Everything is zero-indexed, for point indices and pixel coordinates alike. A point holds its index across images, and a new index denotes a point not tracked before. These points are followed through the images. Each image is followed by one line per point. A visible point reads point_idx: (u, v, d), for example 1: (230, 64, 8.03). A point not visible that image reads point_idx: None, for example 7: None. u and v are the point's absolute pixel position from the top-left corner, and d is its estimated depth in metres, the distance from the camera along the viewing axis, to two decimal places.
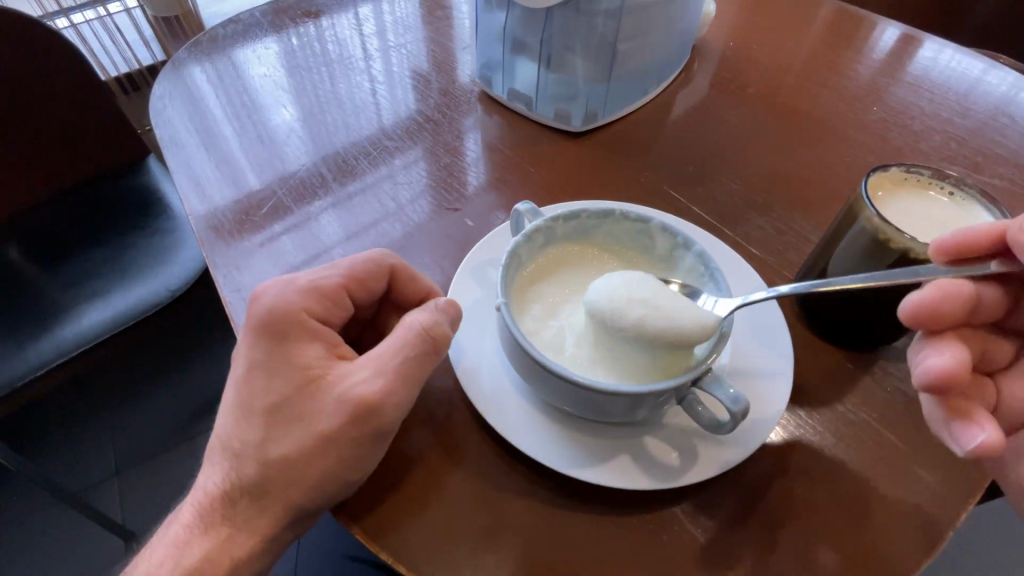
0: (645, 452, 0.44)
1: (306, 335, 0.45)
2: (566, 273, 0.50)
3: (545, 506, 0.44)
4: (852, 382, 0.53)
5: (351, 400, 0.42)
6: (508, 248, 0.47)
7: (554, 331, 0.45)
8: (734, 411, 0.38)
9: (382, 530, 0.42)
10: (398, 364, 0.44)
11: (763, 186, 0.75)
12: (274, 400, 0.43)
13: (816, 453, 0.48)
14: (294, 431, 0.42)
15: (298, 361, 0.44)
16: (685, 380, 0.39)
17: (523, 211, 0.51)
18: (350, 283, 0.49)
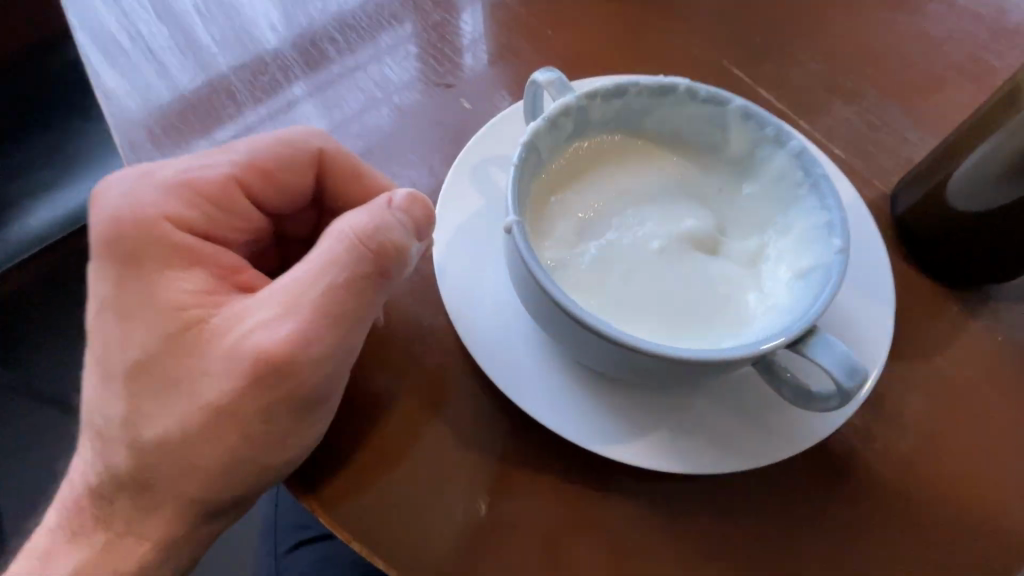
0: (696, 419, 0.33)
1: (184, 257, 0.33)
2: (605, 176, 0.35)
3: (547, 482, 0.34)
4: (952, 330, 0.41)
5: (245, 352, 0.31)
6: (523, 139, 0.32)
7: (588, 260, 0.32)
8: (847, 386, 0.27)
9: (337, 501, 0.32)
10: (312, 300, 0.31)
11: (850, 64, 0.57)
12: (139, 358, 0.31)
13: (903, 420, 0.37)
14: (179, 400, 0.31)
15: (171, 297, 0.32)
16: (779, 341, 0.27)
17: (543, 83, 0.35)
18: (247, 175, 0.35)
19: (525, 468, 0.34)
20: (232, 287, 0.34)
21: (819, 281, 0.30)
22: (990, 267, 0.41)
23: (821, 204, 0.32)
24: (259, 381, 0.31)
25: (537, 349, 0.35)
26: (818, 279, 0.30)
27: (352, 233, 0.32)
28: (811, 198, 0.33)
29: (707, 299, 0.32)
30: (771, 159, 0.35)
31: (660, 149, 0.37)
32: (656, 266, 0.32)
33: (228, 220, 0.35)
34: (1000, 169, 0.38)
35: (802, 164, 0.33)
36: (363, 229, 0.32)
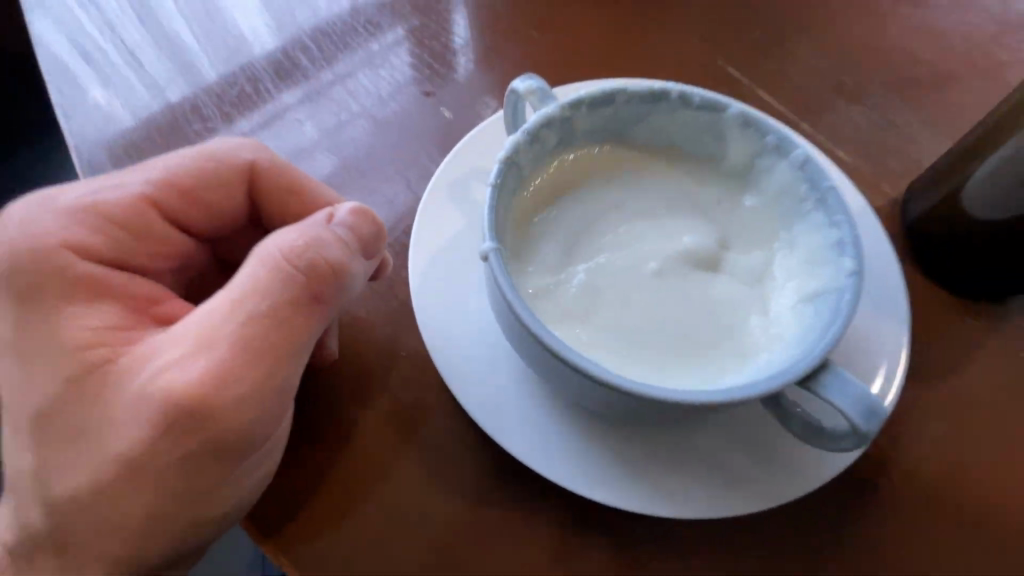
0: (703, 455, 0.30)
1: (82, 290, 0.26)
2: (592, 192, 0.33)
3: (523, 518, 0.31)
4: (974, 344, 0.38)
5: (158, 399, 0.24)
6: (499, 155, 0.29)
7: (578, 285, 0.29)
8: (864, 427, 0.24)
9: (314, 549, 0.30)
10: (245, 329, 0.24)
11: (848, 62, 0.55)
12: (36, 412, 0.24)
13: (927, 445, 0.35)
14: (79, 460, 0.24)
15: (67, 337, 0.25)
16: (786, 384, 0.24)
17: (523, 91, 0.32)
18: (168, 195, 0.29)
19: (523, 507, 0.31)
20: (144, 314, 0.27)
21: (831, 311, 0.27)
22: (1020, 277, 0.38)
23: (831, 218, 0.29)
24: (175, 433, 0.24)
25: (522, 378, 0.32)
26: (831, 301, 0.27)
27: (280, 248, 0.25)
28: (819, 210, 0.29)
29: (710, 327, 0.29)
30: (774, 170, 0.32)
31: (655, 160, 0.34)
32: (651, 291, 0.29)
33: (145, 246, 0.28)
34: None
35: (807, 176, 0.30)
36: (293, 244, 0.25)
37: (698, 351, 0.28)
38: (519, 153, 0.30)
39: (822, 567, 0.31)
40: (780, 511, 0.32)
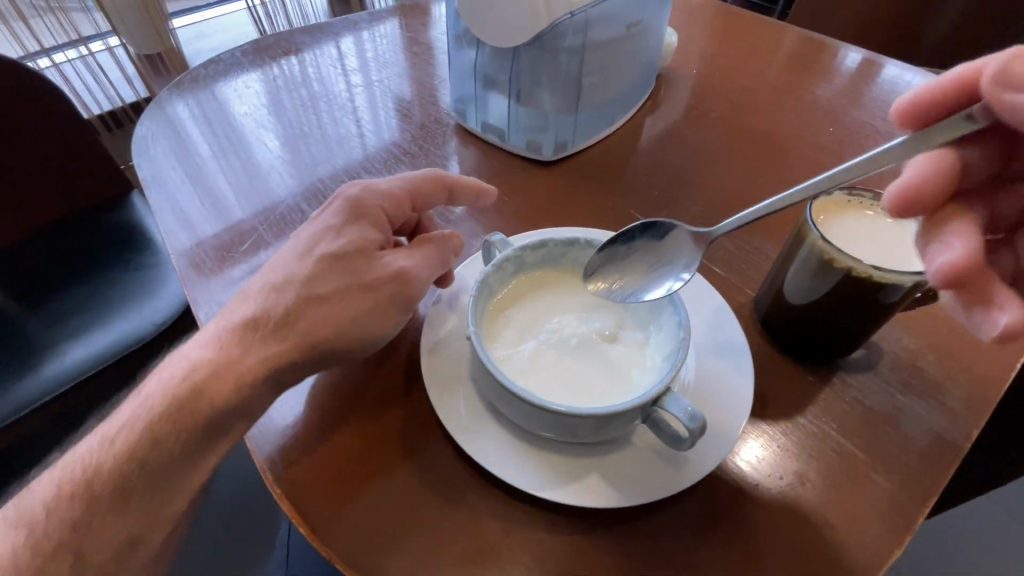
0: (614, 469, 0.46)
1: (370, 220, 0.55)
2: (537, 303, 0.52)
3: (489, 519, 0.45)
4: (813, 394, 0.56)
5: (394, 266, 0.52)
6: (478, 278, 0.49)
7: (526, 355, 0.47)
8: (692, 428, 0.40)
9: (343, 539, 0.44)
10: (436, 251, 0.54)
11: (726, 206, 0.79)
12: (336, 246, 0.52)
13: (778, 461, 0.50)
14: (348, 275, 0.50)
15: (363, 233, 0.53)
16: (644, 402, 0.41)
17: (494, 242, 0.54)
18: (414, 196, 0.58)
19: (496, 513, 0.46)
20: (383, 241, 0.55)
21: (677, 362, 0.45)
22: (830, 346, 0.56)
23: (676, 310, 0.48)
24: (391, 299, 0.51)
25: (495, 421, 0.49)
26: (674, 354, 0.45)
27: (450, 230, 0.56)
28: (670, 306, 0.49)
29: (608, 379, 0.46)
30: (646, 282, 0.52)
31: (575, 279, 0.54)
32: (571, 359, 0.47)
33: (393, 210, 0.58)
34: (808, 283, 0.55)
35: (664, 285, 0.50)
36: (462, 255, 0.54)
37: (600, 393, 0.45)
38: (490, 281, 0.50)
39: (706, 548, 0.45)
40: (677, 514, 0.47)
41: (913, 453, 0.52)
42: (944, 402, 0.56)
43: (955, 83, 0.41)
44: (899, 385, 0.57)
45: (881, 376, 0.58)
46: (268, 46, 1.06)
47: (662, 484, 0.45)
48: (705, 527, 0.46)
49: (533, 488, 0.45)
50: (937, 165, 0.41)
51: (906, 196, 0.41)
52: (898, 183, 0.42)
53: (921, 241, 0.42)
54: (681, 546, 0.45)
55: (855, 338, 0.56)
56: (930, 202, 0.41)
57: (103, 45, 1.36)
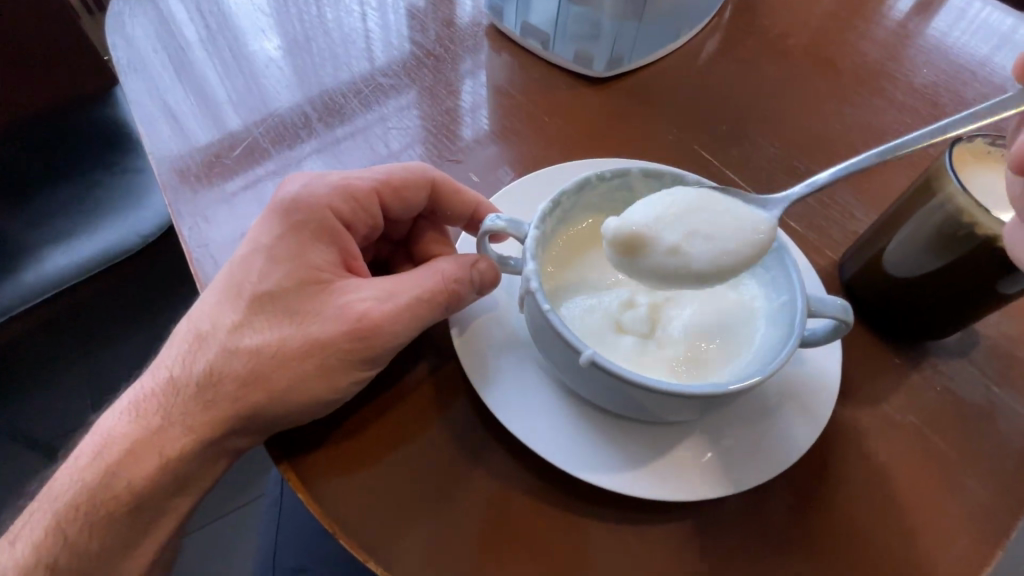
0: (680, 450, 0.39)
1: (324, 235, 0.38)
2: (593, 250, 0.43)
3: (521, 503, 0.38)
4: (899, 379, 0.48)
5: (347, 318, 0.35)
6: (534, 219, 0.39)
7: (590, 317, 0.39)
8: (837, 315, 0.36)
9: (342, 502, 0.38)
10: (411, 298, 0.37)
11: (802, 150, 0.67)
12: (268, 287, 0.36)
13: (856, 453, 0.43)
14: (296, 320, 0.35)
15: (308, 257, 0.37)
16: (753, 382, 0.33)
17: (500, 225, 0.39)
18: (384, 191, 0.41)
19: (527, 491, 0.39)
20: (341, 264, 0.39)
21: (788, 322, 0.37)
22: (931, 324, 0.47)
23: (784, 264, 0.39)
24: (354, 367, 0.35)
25: (537, 387, 0.40)
26: (784, 322, 0.37)
27: (451, 268, 0.37)
28: (775, 260, 0.39)
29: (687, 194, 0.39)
30: None
31: None
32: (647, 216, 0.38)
33: (363, 218, 0.41)
34: (925, 244, 0.46)
35: None
36: (453, 264, 0.38)
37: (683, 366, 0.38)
38: (549, 214, 0.40)
39: (770, 547, 0.39)
40: (740, 504, 0.40)
41: (1012, 457, 0.45)
42: None
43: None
44: (995, 376, 0.49)
45: (976, 365, 0.49)
46: None
47: (735, 477, 0.38)
48: (768, 521, 0.39)
49: (582, 470, 0.37)
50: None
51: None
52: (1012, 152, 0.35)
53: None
54: (742, 540, 0.39)
55: (961, 321, 0.47)
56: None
57: None
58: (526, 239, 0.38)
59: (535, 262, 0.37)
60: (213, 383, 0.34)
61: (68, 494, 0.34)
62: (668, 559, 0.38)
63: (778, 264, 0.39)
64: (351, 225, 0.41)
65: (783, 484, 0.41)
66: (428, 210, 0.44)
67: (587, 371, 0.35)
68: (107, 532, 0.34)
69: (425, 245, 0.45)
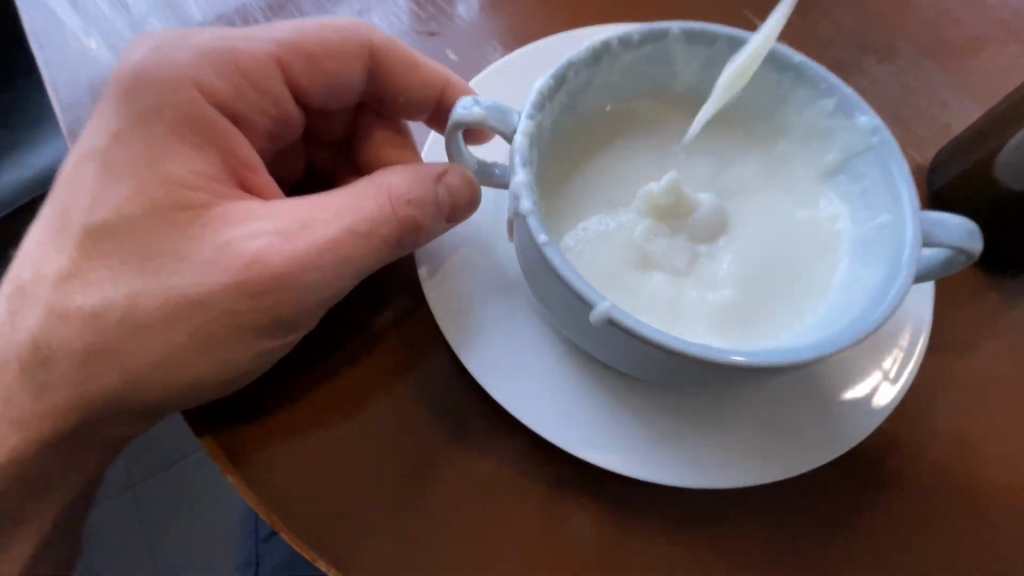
0: (719, 423, 0.30)
1: (192, 135, 0.28)
2: (609, 151, 0.30)
3: (505, 483, 0.30)
4: (997, 316, 0.37)
5: (230, 262, 0.26)
6: (527, 106, 0.26)
7: (606, 249, 0.27)
8: (962, 244, 0.25)
9: (279, 483, 0.29)
10: (329, 234, 0.26)
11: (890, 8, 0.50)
12: (121, 214, 0.26)
13: (936, 413, 0.33)
14: (164, 265, 0.26)
15: (166, 166, 0.27)
16: (843, 347, 0.23)
17: (474, 116, 0.26)
18: (294, 62, 0.30)
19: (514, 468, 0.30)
20: (228, 179, 0.29)
21: (890, 253, 0.26)
22: None
23: (885, 170, 0.27)
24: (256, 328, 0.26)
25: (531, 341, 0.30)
26: (883, 255, 0.26)
27: (390, 193, 0.27)
28: (871, 166, 0.28)
29: None
30: (805, 110, 0.30)
31: (670, 111, 0.32)
32: None
33: (258, 103, 0.30)
34: None
35: (848, 109, 0.28)
36: (404, 179, 0.27)
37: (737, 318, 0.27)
38: (548, 97, 0.27)
39: (820, 532, 0.31)
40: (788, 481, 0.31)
41: None
42: None
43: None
44: None
45: None
46: None
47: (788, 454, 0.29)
48: (820, 501, 0.31)
49: (590, 451, 0.28)
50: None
51: None
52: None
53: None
54: (786, 526, 0.30)
55: None
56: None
57: None
58: (513, 135, 0.26)
59: (527, 171, 0.25)
60: (68, 345, 0.26)
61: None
62: (691, 550, 0.30)
63: (874, 168, 0.28)
64: (238, 115, 0.30)
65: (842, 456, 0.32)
66: (371, 96, 0.32)
67: (599, 331, 0.24)
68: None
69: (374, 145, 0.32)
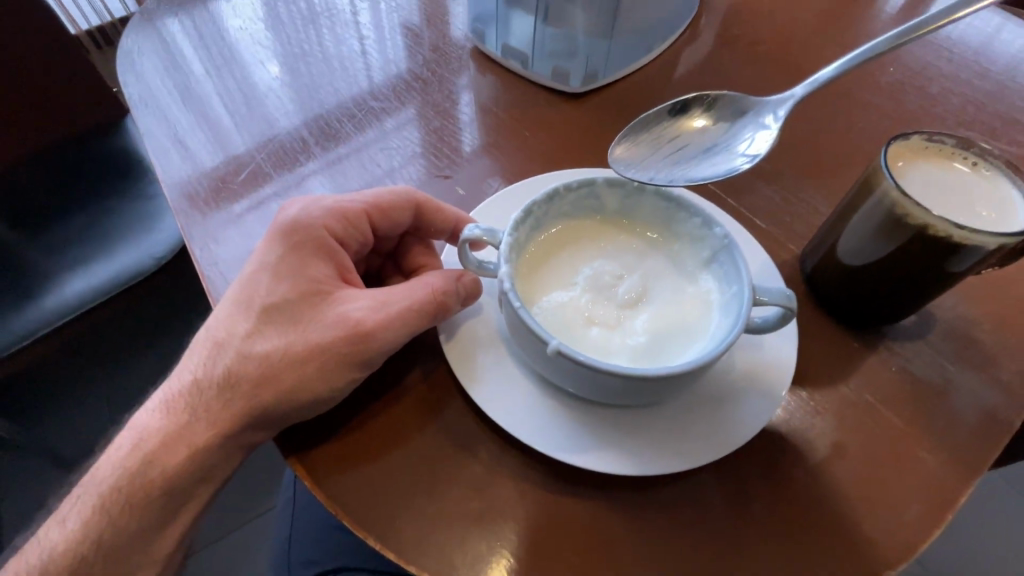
0: (648, 432, 0.43)
1: (321, 251, 0.44)
2: (561, 252, 0.47)
3: (505, 483, 0.43)
4: (856, 363, 0.51)
5: (346, 323, 0.41)
6: (508, 229, 0.43)
7: (562, 314, 0.43)
8: (784, 304, 0.41)
9: (339, 477, 0.42)
10: (401, 308, 0.42)
11: (772, 150, 0.68)
12: (274, 299, 0.42)
13: (809, 431, 0.47)
14: (307, 325, 0.41)
15: (306, 272, 0.43)
16: (699, 365, 0.38)
17: (477, 235, 0.43)
18: (373, 210, 0.47)
19: (515, 472, 0.43)
20: (338, 279, 0.44)
21: (735, 308, 0.41)
22: (888, 310, 0.51)
23: (733, 260, 0.43)
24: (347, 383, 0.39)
25: (519, 380, 0.45)
26: (734, 311, 0.41)
27: (434, 285, 0.43)
28: (727, 256, 0.44)
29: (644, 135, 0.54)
30: (685, 222, 0.47)
31: (606, 226, 0.49)
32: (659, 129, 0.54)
33: (351, 234, 0.47)
34: (872, 235, 0.48)
35: (709, 223, 0.45)
36: (440, 279, 0.44)
37: (646, 356, 0.42)
38: (522, 222, 0.45)
39: (731, 513, 0.43)
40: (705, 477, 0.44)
41: (962, 428, 0.48)
42: (995, 375, 0.51)
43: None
44: (951, 356, 0.52)
45: (933, 346, 0.52)
46: None
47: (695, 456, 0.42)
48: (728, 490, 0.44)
49: (558, 453, 0.42)
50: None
51: None
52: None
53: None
54: (704, 510, 0.43)
55: (912, 302, 0.50)
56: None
57: None
58: (502, 244, 0.43)
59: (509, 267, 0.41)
60: (229, 384, 0.40)
61: (111, 479, 0.41)
62: (634, 530, 0.42)
63: (727, 259, 0.44)
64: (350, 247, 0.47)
65: (746, 462, 0.45)
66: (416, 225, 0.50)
67: (556, 361, 0.39)
68: (145, 509, 0.42)
69: (419, 254, 0.49)
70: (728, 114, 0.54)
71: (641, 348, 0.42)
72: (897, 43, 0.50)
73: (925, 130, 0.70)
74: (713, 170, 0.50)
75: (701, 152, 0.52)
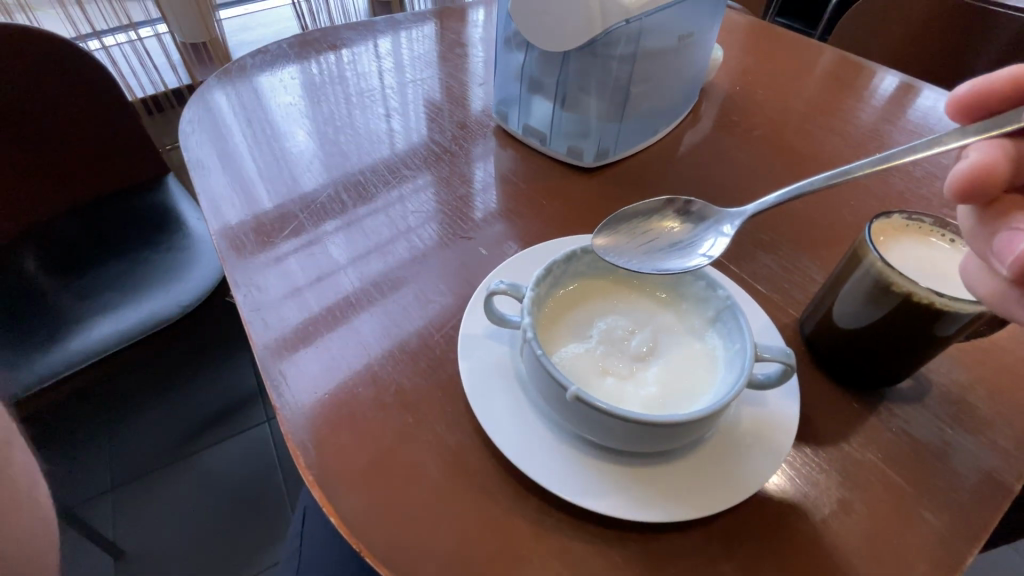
0: (659, 478, 0.46)
1: None
2: (577, 308, 0.51)
3: (523, 525, 0.44)
4: (858, 422, 0.54)
5: None
6: (530, 285, 0.48)
7: (579, 364, 0.47)
8: (783, 360, 0.44)
9: (365, 514, 0.45)
10: None
11: (771, 223, 0.74)
12: None
13: (815, 486, 0.49)
14: None
15: None
16: (708, 413, 0.41)
17: (502, 290, 0.48)
18: None
19: (532, 515, 0.45)
20: None
21: (739, 363, 0.45)
22: (883, 373, 0.54)
23: (735, 319, 0.48)
24: None
25: (537, 425, 0.48)
26: (738, 366, 0.45)
27: None
28: (729, 315, 0.48)
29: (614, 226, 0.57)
30: (691, 284, 0.52)
31: (617, 286, 0.54)
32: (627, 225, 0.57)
33: None
34: (863, 300, 0.53)
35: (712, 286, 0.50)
36: None
37: (658, 404, 0.45)
38: (543, 280, 0.49)
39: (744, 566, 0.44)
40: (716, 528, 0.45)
41: (963, 490, 0.49)
42: (991, 439, 0.53)
43: (1014, 79, 0.48)
44: (946, 418, 0.54)
45: (930, 409, 0.55)
46: (312, 39, 1.05)
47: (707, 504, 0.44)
48: (739, 541, 0.45)
49: (575, 496, 0.44)
50: (1004, 150, 0.44)
51: (969, 184, 0.44)
52: (964, 165, 0.45)
53: (983, 232, 0.45)
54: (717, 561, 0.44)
55: (905, 366, 0.53)
56: (994, 188, 0.44)
57: (152, 32, 1.44)
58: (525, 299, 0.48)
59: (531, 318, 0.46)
60: None
61: None
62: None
63: (729, 318, 0.48)
64: None
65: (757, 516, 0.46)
66: None
67: (575, 405, 0.42)
68: None
69: None
70: (697, 214, 0.59)
71: (652, 398, 0.45)
72: (824, 186, 0.51)
73: (912, 209, 0.77)
74: (673, 265, 0.53)
75: (665, 249, 0.56)
